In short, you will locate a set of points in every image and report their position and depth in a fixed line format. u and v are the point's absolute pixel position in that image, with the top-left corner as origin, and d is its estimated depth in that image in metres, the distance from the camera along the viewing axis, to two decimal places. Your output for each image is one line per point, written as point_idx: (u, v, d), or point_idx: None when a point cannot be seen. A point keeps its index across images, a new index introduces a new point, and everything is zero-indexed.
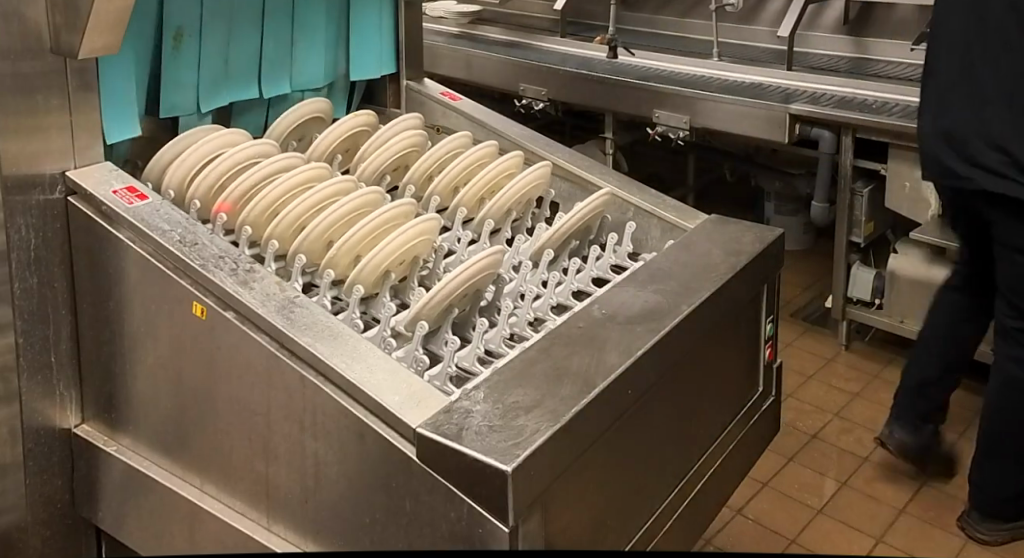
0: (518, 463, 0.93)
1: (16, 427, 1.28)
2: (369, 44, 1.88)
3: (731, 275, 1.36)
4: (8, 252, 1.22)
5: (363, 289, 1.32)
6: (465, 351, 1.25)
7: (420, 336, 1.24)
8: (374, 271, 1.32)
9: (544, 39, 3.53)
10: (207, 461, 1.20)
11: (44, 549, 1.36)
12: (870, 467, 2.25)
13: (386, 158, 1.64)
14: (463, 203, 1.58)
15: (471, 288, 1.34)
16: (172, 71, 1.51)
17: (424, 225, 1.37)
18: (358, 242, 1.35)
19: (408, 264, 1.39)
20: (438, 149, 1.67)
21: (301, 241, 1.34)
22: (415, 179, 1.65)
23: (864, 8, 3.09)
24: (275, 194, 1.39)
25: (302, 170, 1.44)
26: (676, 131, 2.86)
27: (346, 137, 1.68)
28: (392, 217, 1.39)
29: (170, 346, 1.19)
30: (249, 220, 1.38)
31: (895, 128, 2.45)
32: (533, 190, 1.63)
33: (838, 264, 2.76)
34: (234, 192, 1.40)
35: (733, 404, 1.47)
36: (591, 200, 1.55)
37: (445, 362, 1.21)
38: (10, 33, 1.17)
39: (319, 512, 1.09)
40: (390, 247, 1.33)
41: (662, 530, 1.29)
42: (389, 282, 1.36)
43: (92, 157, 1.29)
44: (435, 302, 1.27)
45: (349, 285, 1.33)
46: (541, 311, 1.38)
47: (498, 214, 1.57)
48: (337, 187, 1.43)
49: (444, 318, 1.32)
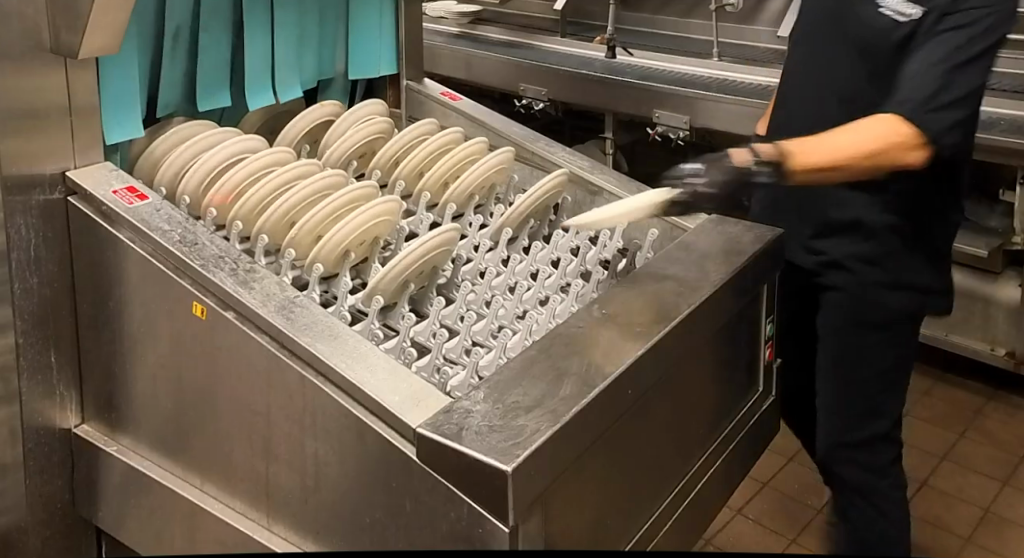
0: (518, 463, 0.92)
1: (16, 427, 1.28)
2: (368, 44, 1.88)
3: (730, 274, 1.36)
4: (8, 252, 1.21)
5: (323, 266, 1.33)
6: (421, 327, 1.29)
7: (375, 310, 1.27)
8: (336, 248, 1.33)
9: (545, 39, 3.53)
10: (208, 461, 1.20)
11: (44, 549, 1.36)
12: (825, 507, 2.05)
13: (349, 145, 1.64)
14: (428, 187, 1.59)
15: (428, 265, 1.37)
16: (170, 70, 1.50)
17: (385, 207, 1.39)
18: (319, 222, 1.36)
19: (368, 245, 1.40)
20: (403, 134, 1.67)
21: (265, 220, 1.36)
22: (382, 163, 1.65)
23: None
24: (237, 175, 1.41)
25: (264, 152, 1.46)
26: (676, 131, 2.85)
27: (309, 130, 1.69)
28: (353, 199, 1.41)
29: (170, 346, 1.19)
30: (214, 203, 1.39)
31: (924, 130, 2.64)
32: (497, 175, 1.64)
33: None
34: (196, 172, 1.41)
35: (732, 404, 1.47)
36: (546, 182, 1.58)
37: (433, 353, 1.22)
38: (9, 32, 1.18)
39: (319, 513, 1.09)
40: (351, 226, 1.34)
41: (662, 531, 1.29)
42: (349, 262, 1.37)
43: (92, 157, 1.29)
44: (391, 277, 1.31)
45: (310, 264, 1.33)
46: (499, 288, 1.40)
47: (461, 197, 1.58)
48: (300, 169, 1.45)
49: (402, 294, 1.35)
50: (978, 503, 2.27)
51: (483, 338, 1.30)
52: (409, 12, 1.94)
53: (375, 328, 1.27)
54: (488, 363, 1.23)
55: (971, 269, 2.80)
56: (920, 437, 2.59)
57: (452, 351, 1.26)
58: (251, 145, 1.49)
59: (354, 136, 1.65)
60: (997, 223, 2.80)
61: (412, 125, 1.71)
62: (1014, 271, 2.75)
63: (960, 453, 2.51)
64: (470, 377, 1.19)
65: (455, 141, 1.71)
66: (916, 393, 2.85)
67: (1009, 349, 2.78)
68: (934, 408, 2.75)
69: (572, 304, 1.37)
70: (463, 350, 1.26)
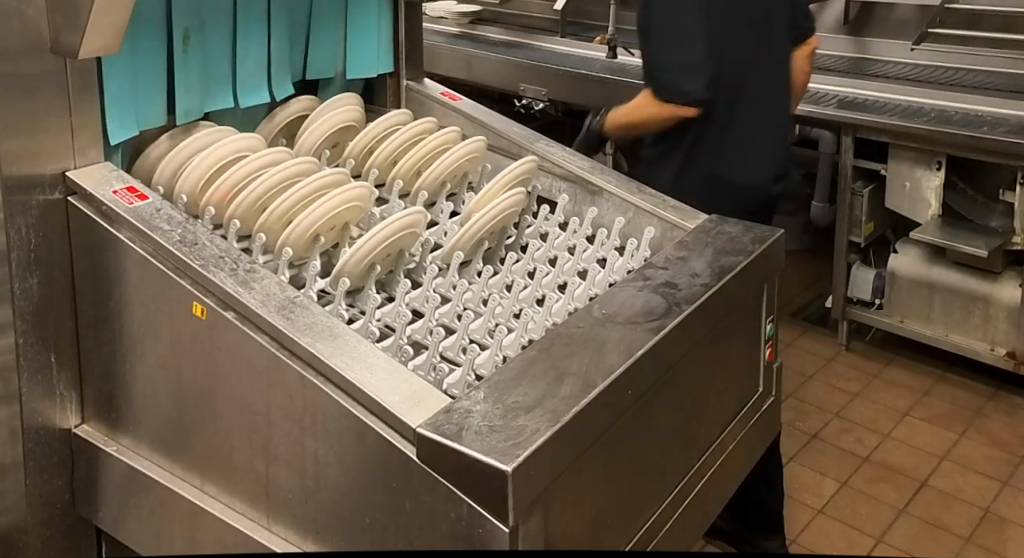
0: (518, 463, 0.93)
1: (16, 427, 1.27)
2: (367, 44, 1.87)
3: (731, 275, 1.36)
4: (8, 252, 1.21)
5: (292, 251, 1.34)
6: (388, 308, 1.33)
7: (341, 291, 1.29)
8: (304, 234, 1.35)
9: (545, 39, 3.54)
10: (208, 462, 1.20)
11: (44, 550, 1.35)
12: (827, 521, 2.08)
13: (321, 132, 1.65)
14: (401, 174, 1.62)
15: (394, 248, 1.38)
16: (182, 77, 1.48)
17: (354, 193, 1.40)
18: (288, 209, 1.37)
19: (338, 231, 1.41)
20: (377, 124, 1.69)
21: (237, 206, 1.37)
22: (355, 153, 1.66)
23: (862, 8, 3.44)
24: (203, 163, 1.41)
25: (236, 137, 1.47)
26: None
27: (286, 125, 1.71)
28: (325, 184, 1.41)
29: (169, 346, 1.19)
30: (185, 190, 1.40)
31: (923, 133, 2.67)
32: (469, 164, 1.67)
33: (840, 263, 3.06)
34: (169, 162, 1.42)
35: (733, 404, 1.47)
36: (521, 163, 1.63)
37: (397, 334, 1.25)
38: (11, 33, 1.17)
39: (319, 513, 1.09)
40: (320, 211, 1.35)
41: (663, 531, 1.29)
42: (320, 246, 1.38)
43: (92, 157, 1.29)
44: (357, 261, 1.33)
45: (279, 248, 1.35)
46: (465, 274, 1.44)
47: (433, 185, 1.61)
48: (273, 156, 1.46)
49: (369, 276, 1.37)
50: (978, 503, 2.26)
51: (448, 321, 1.33)
52: (409, 12, 1.94)
53: (339, 309, 1.30)
54: (452, 346, 1.27)
55: (971, 270, 2.81)
56: (920, 437, 2.59)
57: (417, 331, 1.29)
58: (222, 133, 1.50)
59: (323, 126, 1.65)
60: (997, 223, 2.81)
61: (386, 115, 1.72)
62: (1014, 271, 2.77)
63: (960, 453, 2.52)
64: (433, 357, 1.22)
65: (427, 130, 1.72)
66: (917, 393, 2.85)
67: (1009, 349, 2.77)
68: (933, 408, 2.76)
69: (568, 303, 1.37)
70: (428, 332, 1.29)
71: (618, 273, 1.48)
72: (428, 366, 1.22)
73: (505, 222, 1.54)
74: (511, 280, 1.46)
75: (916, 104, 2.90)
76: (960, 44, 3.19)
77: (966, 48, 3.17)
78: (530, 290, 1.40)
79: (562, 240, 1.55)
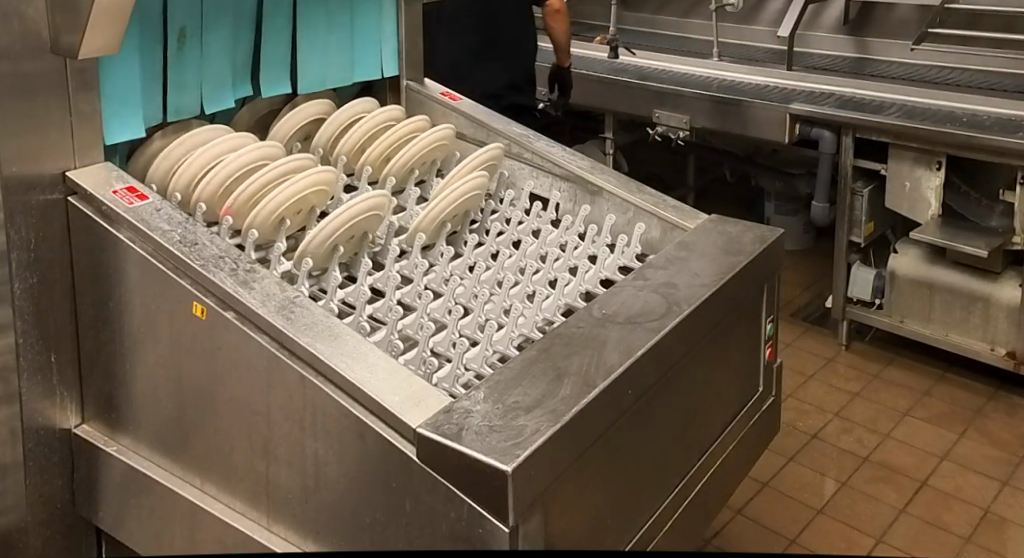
0: (517, 463, 0.93)
1: (16, 427, 1.27)
2: (368, 38, 1.85)
3: (731, 276, 1.36)
4: (8, 252, 1.20)
5: (259, 234, 1.36)
6: (350, 288, 1.34)
7: (304, 272, 1.32)
8: (269, 218, 1.36)
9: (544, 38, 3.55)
10: (207, 463, 1.20)
11: (44, 549, 1.35)
12: (825, 520, 2.11)
13: (294, 122, 1.66)
14: (370, 161, 1.64)
15: (359, 229, 1.40)
16: (176, 75, 1.47)
17: (320, 176, 1.41)
18: (253, 193, 1.38)
19: (305, 215, 1.43)
20: (346, 109, 1.70)
21: (201, 191, 1.38)
22: (324, 142, 1.67)
23: (863, 9, 3.45)
24: (171, 152, 1.43)
25: (205, 128, 1.49)
26: (676, 130, 3.23)
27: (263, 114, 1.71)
28: (289, 168, 1.43)
29: (169, 346, 1.19)
30: (155, 178, 1.43)
31: (922, 132, 2.67)
32: (438, 150, 1.69)
33: (839, 262, 3.07)
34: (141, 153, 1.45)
35: (733, 404, 1.47)
36: (484, 152, 1.66)
37: (359, 312, 1.29)
38: (10, 33, 1.17)
39: (318, 513, 1.09)
40: (283, 196, 1.36)
41: (663, 529, 1.29)
42: (285, 229, 1.39)
43: (92, 157, 1.29)
44: (320, 241, 1.35)
45: (246, 230, 1.36)
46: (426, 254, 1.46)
47: (401, 170, 1.63)
48: (236, 140, 1.48)
49: (331, 257, 1.38)
50: (978, 503, 2.26)
51: (409, 300, 1.36)
52: (410, 12, 1.93)
53: (302, 289, 1.32)
54: (411, 324, 1.29)
55: (971, 270, 2.81)
56: (920, 437, 2.59)
57: (379, 309, 1.32)
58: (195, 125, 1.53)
59: (297, 116, 1.66)
60: (997, 223, 2.81)
61: (354, 101, 1.73)
62: (1015, 271, 2.77)
63: (960, 453, 2.52)
64: (391, 334, 1.25)
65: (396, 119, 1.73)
66: (916, 393, 2.85)
67: (1009, 349, 2.77)
68: (933, 408, 2.76)
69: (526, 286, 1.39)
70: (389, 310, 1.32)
71: (579, 257, 1.50)
72: (386, 342, 1.24)
73: (468, 205, 1.56)
74: (474, 262, 1.49)
75: (916, 104, 2.90)
76: (960, 44, 3.19)
77: (966, 48, 3.17)
78: (493, 272, 1.43)
79: (527, 225, 1.58)
